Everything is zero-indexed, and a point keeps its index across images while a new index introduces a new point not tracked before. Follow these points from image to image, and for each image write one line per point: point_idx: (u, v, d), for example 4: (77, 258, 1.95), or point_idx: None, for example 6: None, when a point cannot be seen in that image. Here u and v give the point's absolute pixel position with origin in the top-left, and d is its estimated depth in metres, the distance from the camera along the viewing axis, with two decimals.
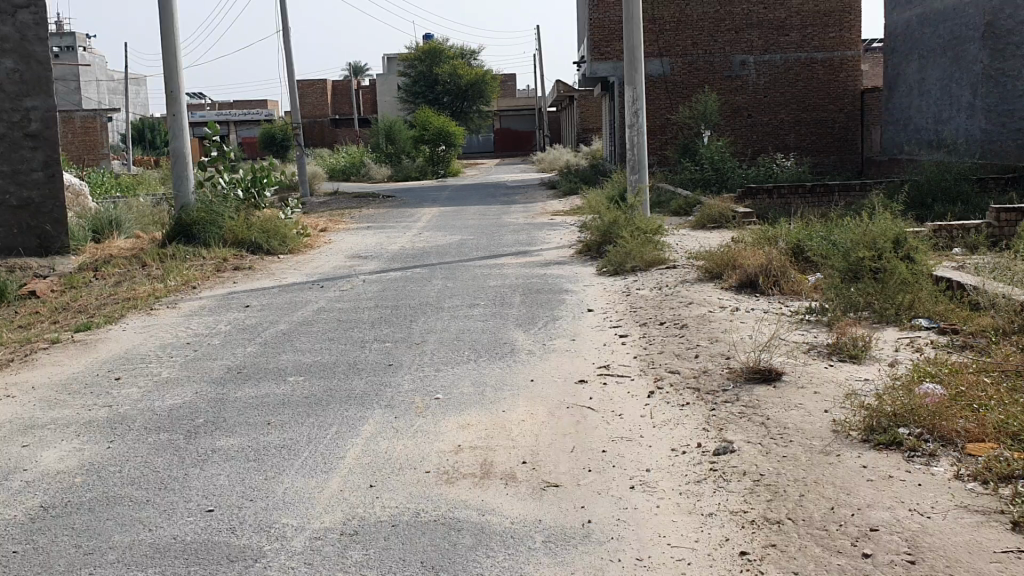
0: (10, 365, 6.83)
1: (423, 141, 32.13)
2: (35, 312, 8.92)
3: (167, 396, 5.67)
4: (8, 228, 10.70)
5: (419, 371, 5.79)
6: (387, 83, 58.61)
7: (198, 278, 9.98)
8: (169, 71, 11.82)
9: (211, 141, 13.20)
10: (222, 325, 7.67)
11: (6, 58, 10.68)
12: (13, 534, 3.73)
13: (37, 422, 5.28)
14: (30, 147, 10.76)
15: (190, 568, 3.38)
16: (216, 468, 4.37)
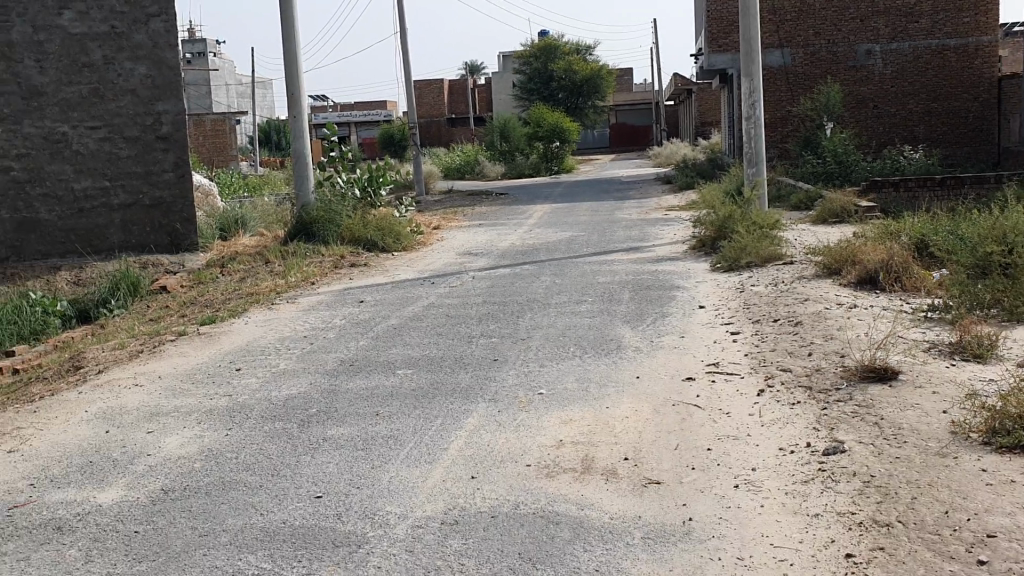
0: (140, 356, 7.19)
1: (537, 138, 32.51)
2: (164, 306, 9.38)
3: (283, 386, 5.88)
4: (142, 227, 11.32)
5: (524, 366, 5.82)
6: (502, 83, 58.90)
7: (316, 275, 10.29)
8: (290, 76, 12.25)
9: (330, 141, 13.59)
10: (337, 319, 7.88)
11: (140, 64, 11.23)
12: (135, 515, 3.94)
13: (162, 409, 5.56)
14: (162, 149, 11.32)
15: (297, 552, 3.49)
16: (325, 456, 4.50)
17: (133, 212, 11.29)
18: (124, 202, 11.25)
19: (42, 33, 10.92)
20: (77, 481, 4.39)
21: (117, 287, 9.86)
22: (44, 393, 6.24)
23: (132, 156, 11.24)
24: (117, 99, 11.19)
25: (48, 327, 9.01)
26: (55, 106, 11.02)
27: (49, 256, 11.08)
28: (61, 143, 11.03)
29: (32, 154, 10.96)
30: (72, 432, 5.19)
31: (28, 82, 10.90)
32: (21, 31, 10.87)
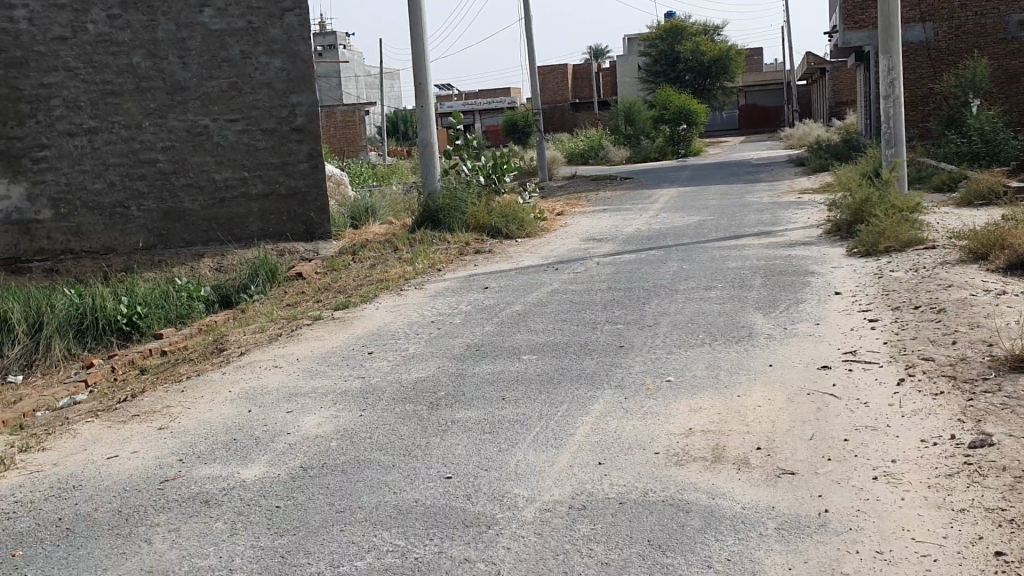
0: (279, 339, 7.48)
1: (662, 121, 31.92)
2: (300, 292, 9.72)
3: (414, 369, 6.02)
4: (278, 215, 11.80)
5: (653, 353, 5.75)
6: (628, 64, 57.97)
7: (443, 261, 10.48)
8: (418, 65, 12.46)
9: (456, 129, 13.80)
10: (463, 305, 8.00)
11: (276, 58, 11.64)
12: (277, 490, 4.12)
13: (300, 389, 5.79)
14: (297, 140, 11.74)
15: (429, 531, 3.56)
16: (455, 438, 4.58)
17: (270, 201, 11.77)
18: (262, 191, 11.74)
19: (185, 30, 11.43)
20: (223, 457, 4.60)
21: (256, 274, 10.30)
22: (192, 373, 6.59)
23: (269, 147, 11.70)
24: (254, 92, 11.64)
25: (192, 312, 9.47)
26: (198, 99, 11.55)
27: (193, 244, 11.67)
28: (203, 135, 11.57)
29: (176, 146, 11.51)
30: (218, 411, 5.46)
31: (172, 78, 11.44)
32: (165, 29, 11.39)
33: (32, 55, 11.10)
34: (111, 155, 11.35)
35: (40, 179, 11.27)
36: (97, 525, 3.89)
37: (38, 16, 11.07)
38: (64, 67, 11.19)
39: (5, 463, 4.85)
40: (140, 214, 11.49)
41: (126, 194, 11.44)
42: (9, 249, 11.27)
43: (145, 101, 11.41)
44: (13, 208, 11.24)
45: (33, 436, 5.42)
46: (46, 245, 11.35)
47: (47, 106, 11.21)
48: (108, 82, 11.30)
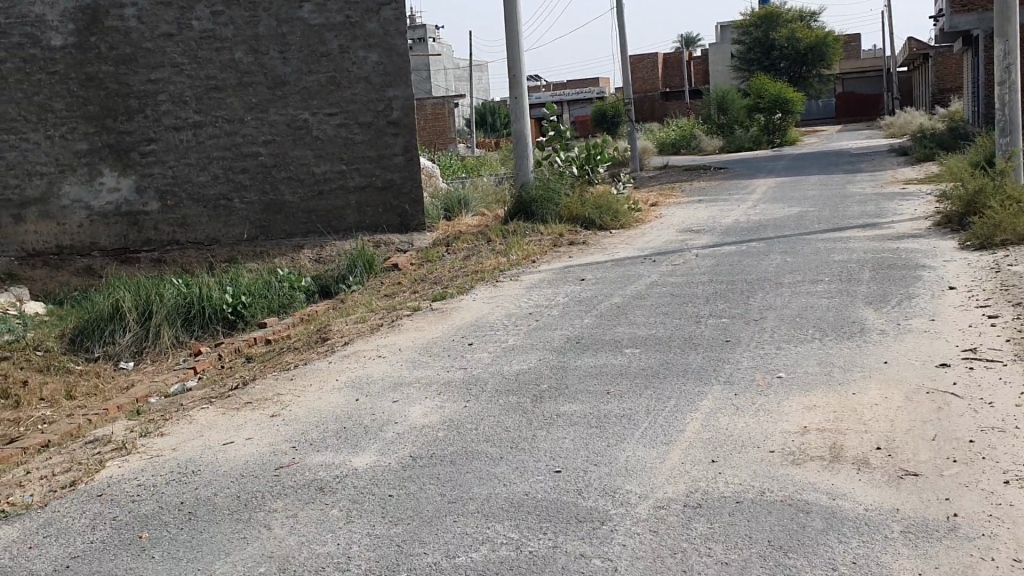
0: (380, 329, 7.59)
1: (757, 109, 31.37)
2: (397, 283, 9.83)
3: (514, 361, 6.02)
4: (375, 207, 11.99)
5: (760, 349, 5.62)
6: (720, 53, 56.91)
7: (537, 253, 10.45)
8: (513, 57, 12.46)
9: (549, 121, 13.75)
10: (560, 297, 7.96)
11: (373, 52, 11.76)
12: (388, 479, 4.16)
13: (404, 379, 5.85)
14: (393, 133, 11.87)
15: (543, 524, 3.55)
16: (561, 432, 4.56)
17: (367, 193, 11.96)
18: (359, 184, 11.93)
19: (285, 25, 11.64)
20: (334, 446, 4.68)
21: (354, 264, 10.46)
22: (299, 361, 6.74)
23: (366, 141, 11.86)
24: (352, 86, 11.80)
25: (293, 302, 9.69)
26: (297, 94, 11.77)
27: (293, 236, 11.95)
28: (302, 129, 11.79)
29: (277, 140, 11.77)
30: (326, 399, 5.55)
31: (273, 72, 11.68)
32: (266, 24, 11.62)
33: (140, 51, 11.47)
34: (214, 148, 11.68)
35: (148, 172, 11.65)
36: (218, 510, 4.00)
37: (146, 14, 11.43)
38: (170, 63, 11.53)
39: (128, 447, 5.03)
40: (242, 206, 11.81)
41: (229, 187, 11.76)
42: (119, 240, 11.72)
43: (247, 96, 11.68)
44: (123, 200, 11.67)
45: (152, 421, 5.62)
46: (153, 236, 11.76)
47: (154, 101, 11.57)
48: (212, 77, 11.60)
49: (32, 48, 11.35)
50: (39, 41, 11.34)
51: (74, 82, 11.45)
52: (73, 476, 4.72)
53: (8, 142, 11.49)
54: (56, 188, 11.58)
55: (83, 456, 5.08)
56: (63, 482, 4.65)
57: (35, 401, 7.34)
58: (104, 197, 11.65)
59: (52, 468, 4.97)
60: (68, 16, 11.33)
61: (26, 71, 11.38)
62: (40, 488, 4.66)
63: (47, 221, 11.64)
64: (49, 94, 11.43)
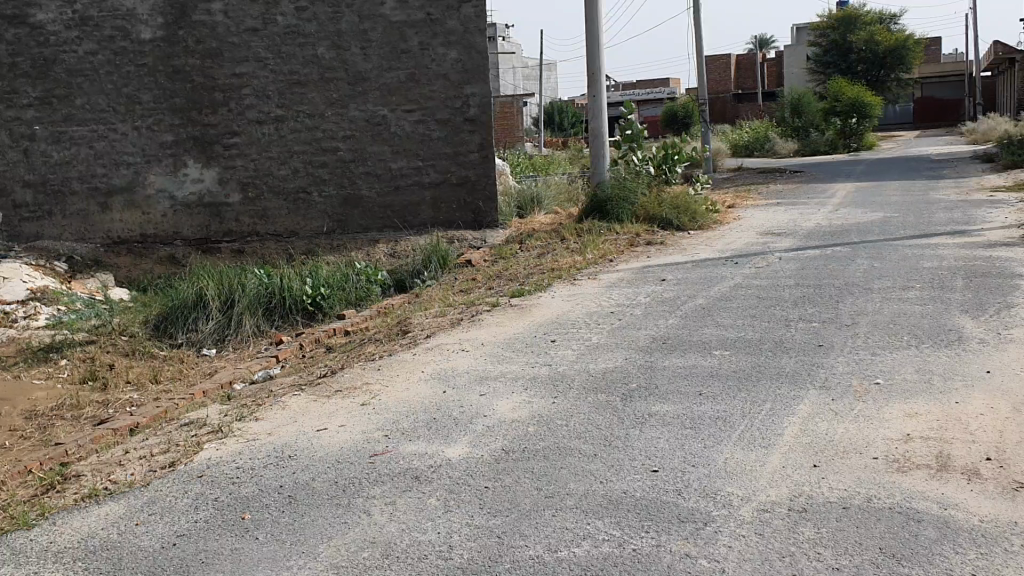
0: (460, 323, 7.63)
1: (834, 113, 30.99)
2: (471, 279, 9.86)
3: (600, 359, 5.99)
4: (450, 203, 12.07)
5: (854, 354, 5.52)
6: (795, 55, 56.14)
7: (614, 252, 10.37)
8: (592, 54, 12.42)
9: (624, 120, 13.65)
10: (642, 296, 7.90)
11: (452, 49, 11.81)
12: (483, 472, 4.17)
13: (489, 373, 5.88)
14: (469, 130, 11.93)
15: (644, 523, 3.53)
16: (655, 432, 4.51)
17: (442, 189, 12.05)
18: (435, 180, 12.02)
19: (367, 22, 11.76)
20: (427, 436, 4.71)
21: (430, 260, 10.55)
22: (383, 352, 6.82)
23: (443, 138, 11.94)
24: (431, 83, 11.87)
25: (370, 295, 9.79)
26: (377, 89, 11.87)
27: (368, 229, 12.09)
28: (381, 125, 11.91)
29: (356, 135, 11.90)
30: (414, 390, 5.60)
31: (354, 68, 11.81)
32: (349, 20, 11.75)
33: (226, 45, 11.69)
34: (296, 143, 11.88)
35: (231, 165, 11.89)
36: (318, 494, 4.05)
37: (233, 9, 11.64)
38: (255, 58, 11.74)
39: (224, 431, 5.14)
40: (321, 200, 11.99)
41: (309, 180, 11.95)
42: (201, 230, 11.98)
43: (328, 91, 11.82)
44: (206, 191, 11.92)
45: (244, 406, 5.73)
46: (234, 227, 12.00)
47: (239, 95, 11.79)
48: (295, 73, 11.78)
49: (123, 41, 11.63)
50: (129, 34, 11.62)
51: (162, 75, 11.70)
52: (173, 456, 4.84)
53: (96, 132, 11.77)
54: (142, 178, 11.85)
55: (179, 438, 5.20)
56: (163, 463, 4.76)
57: (122, 384, 7.52)
58: (187, 188, 11.91)
59: (150, 449, 5.09)
60: (158, 10, 11.59)
61: (116, 63, 11.66)
62: (141, 467, 4.78)
63: (133, 209, 11.92)
64: (138, 86, 11.70)
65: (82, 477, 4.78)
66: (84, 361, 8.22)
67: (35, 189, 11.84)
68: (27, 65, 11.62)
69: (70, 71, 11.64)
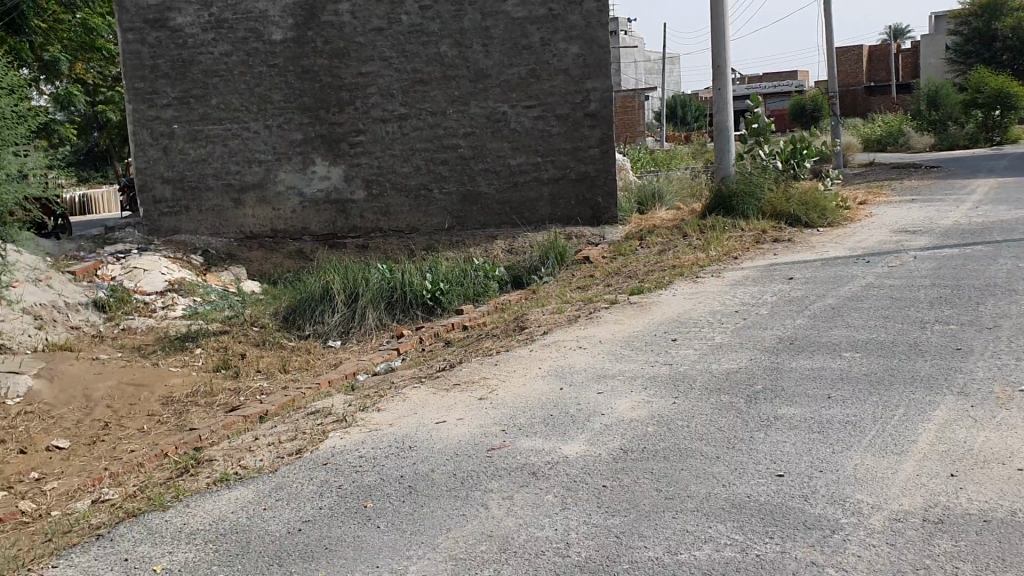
0: (579, 321, 7.59)
1: (974, 105, 29.11)
2: (590, 276, 9.81)
3: (723, 359, 5.85)
4: (569, 200, 12.04)
5: (996, 359, 5.22)
6: (933, 45, 53.61)
7: (738, 249, 10.12)
8: (717, 46, 12.16)
9: (751, 113, 13.23)
10: (767, 295, 7.68)
11: (574, 44, 11.78)
12: (601, 471, 4.12)
13: (608, 371, 5.82)
14: (590, 125, 11.88)
15: (769, 528, 3.41)
16: (780, 435, 4.37)
17: (561, 185, 12.03)
18: (555, 175, 12.01)
19: (489, 19, 11.84)
20: (545, 433, 4.69)
21: (547, 256, 10.56)
22: (501, 347, 6.85)
23: (563, 133, 11.92)
24: (552, 78, 11.87)
25: (488, 291, 9.87)
26: (498, 86, 11.95)
27: (487, 226, 12.20)
28: (502, 122, 11.98)
29: (477, 132, 12.01)
30: (532, 386, 5.60)
31: (476, 65, 11.91)
32: (471, 18, 11.86)
33: (352, 45, 11.98)
34: (418, 140, 12.07)
35: (356, 162, 12.19)
36: (437, 485, 4.10)
37: (359, 9, 11.92)
38: (380, 57, 11.99)
39: (348, 420, 5.27)
40: (442, 197, 12.17)
41: (430, 177, 12.13)
42: (327, 226, 12.33)
43: (450, 88, 11.97)
44: (333, 188, 12.26)
45: (368, 397, 5.85)
46: (359, 223, 12.30)
47: (364, 94, 12.06)
48: (418, 71, 11.97)
49: (255, 42, 12.06)
50: (262, 36, 12.04)
51: (291, 75, 12.07)
52: (300, 444, 4.98)
53: (231, 131, 12.24)
54: (273, 175, 12.28)
55: (305, 426, 5.35)
56: (290, 450, 4.91)
57: (253, 373, 7.80)
58: (315, 185, 12.27)
59: (278, 436, 5.26)
60: (289, 11, 11.97)
61: (249, 64, 12.10)
62: (269, 453, 4.94)
63: (263, 205, 12.36)
64: (269, 86, 12.11)
65: (214, 462, 4.98)
66: (217, 350, 8.56)
67: (173, 185, 12.39)
68: (167, 67, 12.18)
69: (206, 72, 12.15)
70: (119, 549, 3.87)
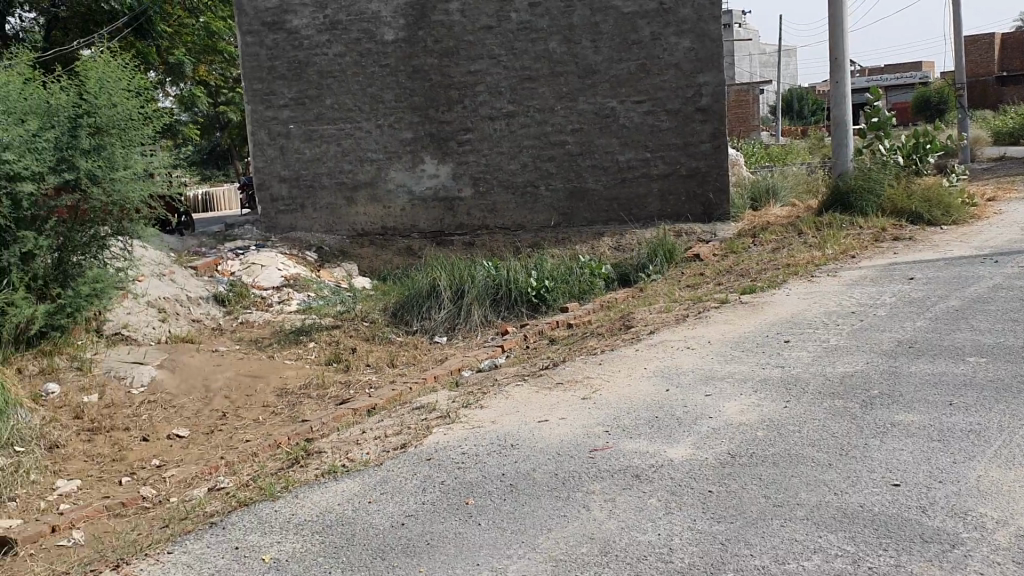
0: (687, 320, 7.46)
1: None
2: (699, 274, 9.62)
3: (838, 362, 5.64)
4: (679, 196, 11.87)
5: None
6: None
7: (855, 248, 9.76)
8: (835, 38, 11.77)
9: (871, 107, 12.77)
10: (886, 296, 7.37)
11: (685, 38, 11.59)
12: (707, 475, 4.02)
13: (716, 373, 5.69)
14: (701, 120, 11.67)
15: (882, 540, 3.26)
16: (898, 443, 4.17)
17: (671, 181, 11.87)
18: (664, 172, 11.85)
19: (599, 14, 11.76)
20: (650, 435, 4.61)
21: (656, 254, 10.41)
22: (606, 346, 6.78)
23: (673, 129, 11.75)
24: (662, 73, 11.70)
25: (594, 288, 9.80)
26: (607, 82, 11.85)
27: (594, 222, 12.16)
28: (610, 117, 11.88)
29: (585, 128, 11.95)
30: (638, 387, 5.52)
31: (585, 61, 11.84)
32: (580, 14, 11.80)
33: (462, 44, 12.08)
34: (526, 137, 12.10)
35: (464, 160, 12.30)
36: (539, 485, 4.07)
37: (469, 8, 12.01)
38: (489, 54, 12.05)
39: (452, 416, 5.31)
40: (549, 194, 12.17)
41: (537, 174, 12.14)
42: (436, 223, 12.50)
43: (559, 85, 11.94)
44: (441, 185, 12.41)
45: (471, 394, 5.88)
46: (467, 220, 12.43)
47: (473, 92, 12.16)
48: (527, 68, 11.99)
49: (368, 43, 12.29)
50: (374, 36, 12.26)
51: (402, 74, 12.26)
52: (405, 438, 5.05)
53: (344, 130, 12.51)
54: (383, 173, 12.50)
55: (411, 421, 5.42)
56: (395, 444, 4.97)
57: (362, 367, 7.96)
58: (424, 183, 12.44)
59: (384, 430, 5.34)
60: (401, 11, 12.16)
61: (362, 64, 12.34)
62: (375, 447, 5.01)
63: (375, 203, 12.61)
64: (381, 86, 12.33)
65: (323, 454, 5.09)
66: (328, 344, 8.77)
67: (289, 184, 12.74)
68: (284, 68, 12.52)
69: (321, 73, 12.45)
70: (231, 537, 3.99)
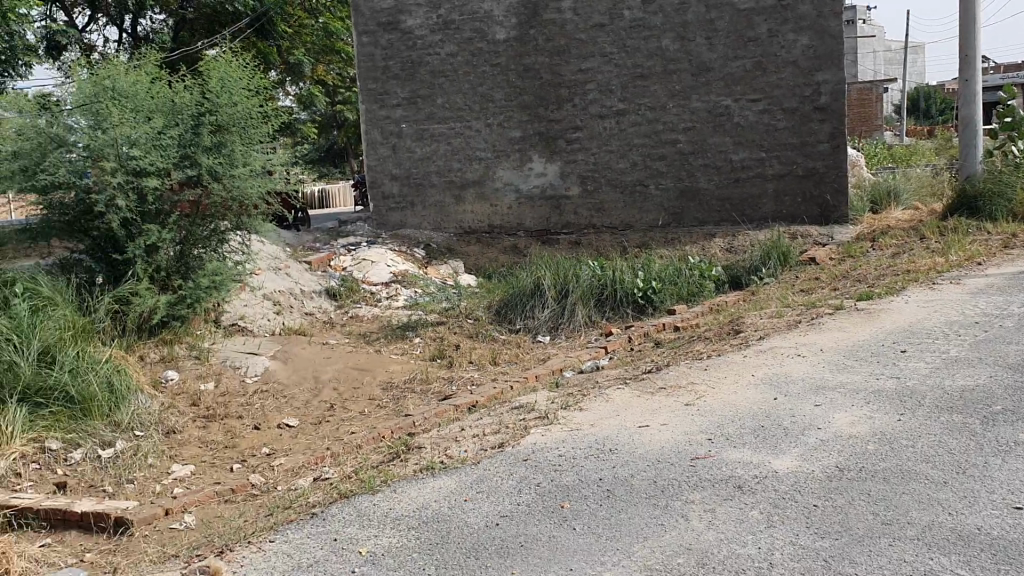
0: (799, 326, 7.23)
1: None
2: (814, 279, 9.31)
3: (959, 375, 5.36)
4: (794, 196, 11.52)
5: None
6: None
7: (982, 254, 9.27)
8: (966, 34, 11.22)
9: (1004, 106, 12.15)
10: (1015, 307, 6.96)
11: (804, 35, 11.23)
12: (813, 489, 3.87)
13: (827, 382, 5.48)
14: (819, 119, 11.30)
15: (999, 566, 3.07)
16: (1021, 463, 3.93)
17: (786, 181, 11.53)
18: (779, 172, 11.53)
19: (713, 11, 11.52)
20: (754, 444, 4.48)
21: (768, 257, 10.14)
22: (712, 351, 6.63)
23: (789, 128, 11.41)
24: (779, 71, 11.37)
25: (702, 291, 9.60)
26: (721, 80, 11.61)
27: (705, 223, 11.94)
28: (723, 116, 11.64)
29: (697, 127, 11.75)
30: (743, 394, 5.37)
31: (698, 59, 11.63)
32: (695, 11, 11.58)
33: (573, 43, 12.04)
34: (636, 136, 11.97)
35: (572, 159, 12.27)
36: (637, 491, 4.01)
37: (582, 6, 11.95)
38: (601, 53, 11.97)
39: (550, 417, 5.29)
40: (658, 193, 12.03)
41: (647, 173, 12.01)
42: (543, 222, 12.52)
43: (671, 83, 11.77)
44: (549, 184, 12.42)
45: (571, 395, 5.85)
46: (574, 220, 12.40)
47: (583, 90, 12.11)
48: (638, 66, 11.86)
49: (480, 42, 12.37)
50: (485, 35, 12.34)
51: (513, 73, 12.30)
52: (502, 438, 5.06)
53: (454, 129, 12.65)
54: (492, 172, 12.59)
55: (509, 420, 5.43)
56: (493, 443, 4.99)
57: (466, 363, 8.02)
58: (532, 181, 12.47)
59: (483, 428, 5.36)
60: (513, 11, 12.19)
61: (473, 63, 12.44)
62: (473, 444, 5.04)
63: (483, 201, 12.70)
64: (492, 85, 12.40)
65: (423, 449, 5.15)
66: (434, 340, 8.87)
67: (400, 181, 12.97)
68: (397, 68, 12.74)
69: (433, 72, 12.61)
70: (331, 528, 4.07)
